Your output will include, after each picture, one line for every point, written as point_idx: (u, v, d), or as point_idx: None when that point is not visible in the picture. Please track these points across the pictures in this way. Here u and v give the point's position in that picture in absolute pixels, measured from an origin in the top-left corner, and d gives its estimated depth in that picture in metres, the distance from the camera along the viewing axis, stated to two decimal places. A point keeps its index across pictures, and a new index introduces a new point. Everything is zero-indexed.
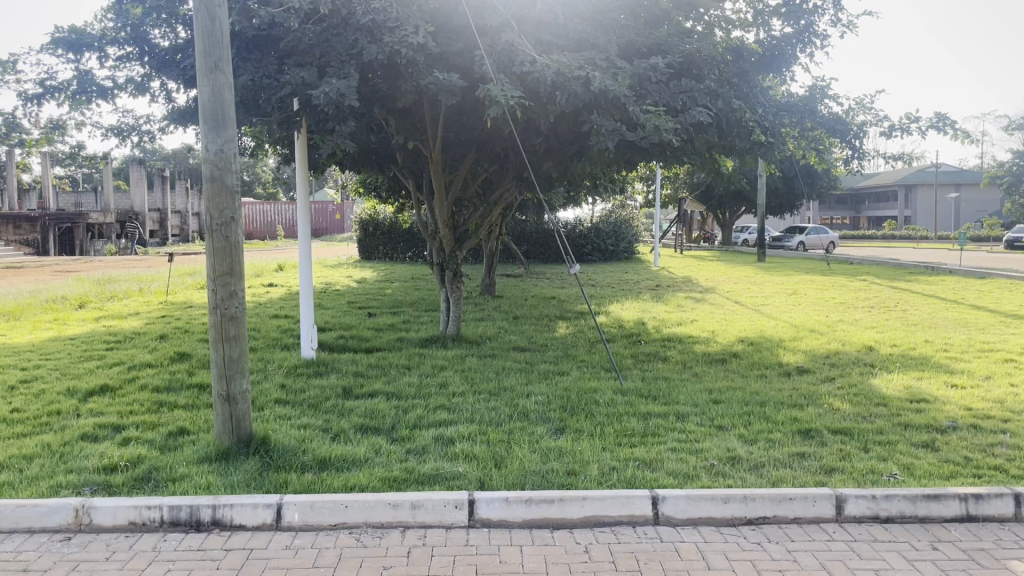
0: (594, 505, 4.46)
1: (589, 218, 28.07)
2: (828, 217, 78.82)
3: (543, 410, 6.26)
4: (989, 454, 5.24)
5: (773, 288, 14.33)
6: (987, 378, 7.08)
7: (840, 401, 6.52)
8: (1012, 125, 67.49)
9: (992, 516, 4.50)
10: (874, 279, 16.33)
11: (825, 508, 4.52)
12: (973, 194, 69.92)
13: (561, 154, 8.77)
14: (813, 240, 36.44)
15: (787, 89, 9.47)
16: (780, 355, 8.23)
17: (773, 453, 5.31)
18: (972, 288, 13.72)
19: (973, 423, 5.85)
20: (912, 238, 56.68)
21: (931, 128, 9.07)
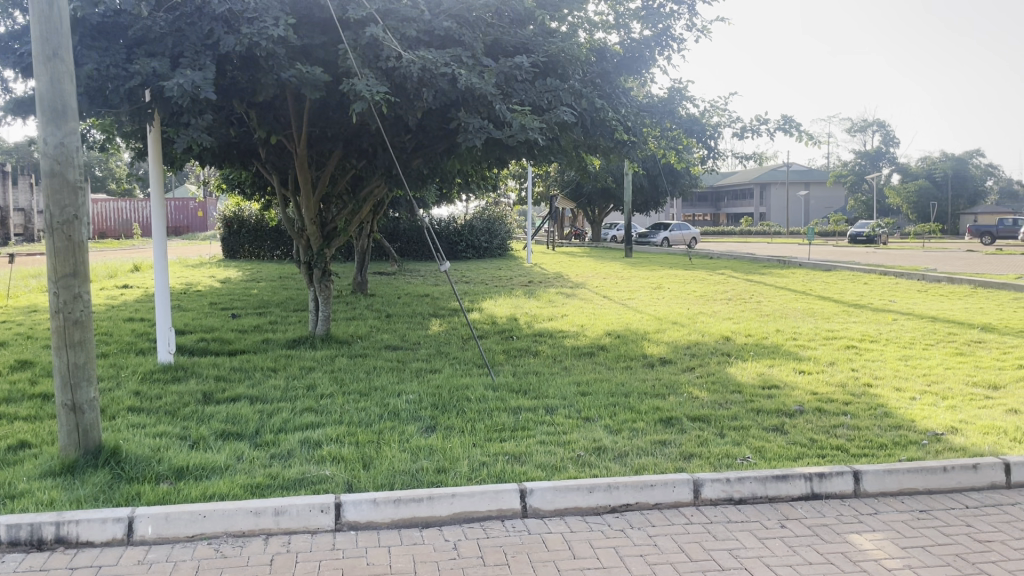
0: (463, 501, 4.48)
1: (462, 215, 28.13)
2: (692, 214, 82.41)
3: (413, 409, 6.22)
4: (832, 435, 5.62)
5: (638, 282, 14.80)
6: (830, 363, 7.58)
7: (700, 389, 6.82)
8: (854, 128, 72.73)
9: (833, 494, 4.82)
10: (732, 272, 17.16)
11: (684, 492, 4.71)
12: (821, 192, 74.88)
13: (429, 151, 8.73)
14: (676, 236, 37.98)
15: (648, 91, 9.80)
16: (645, 347, 8.53)
17: (636, 441, 5.50)
18: (818, 279, 14.67)
19: (818, 406, 6.25)
20: (767, 234, 59.92)
21: (779, 129, 9.61)
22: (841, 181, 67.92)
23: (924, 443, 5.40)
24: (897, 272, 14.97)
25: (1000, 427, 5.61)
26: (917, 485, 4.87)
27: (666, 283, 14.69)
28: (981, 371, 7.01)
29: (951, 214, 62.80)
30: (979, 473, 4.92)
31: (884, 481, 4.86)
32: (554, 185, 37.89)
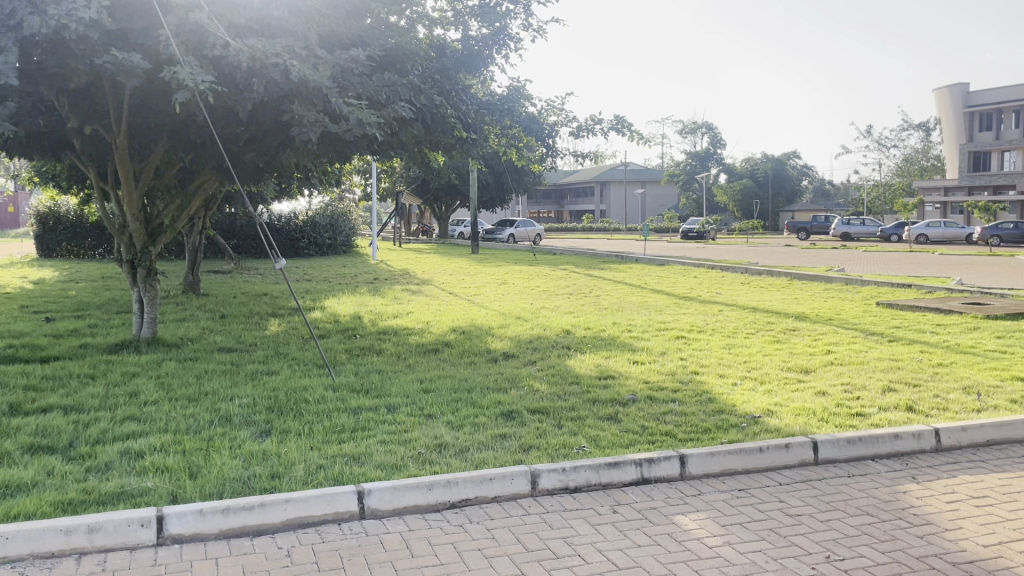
0: (298, 507, 4.34)
1: (304, 211, 27.37)
2: (537, 211, 84.28)
3: (247, 414, 5.97)
4: (661, 422, 5.90)
5: (483, 279, 14.94)
6: (662, 353, 7.96)
7: (540, 382, 6.97)
8: (687, 129, 76.86)
9: (661, 477, 5.06)
10: (574, 268, 17.66)
11: (521, 484, 4.79)
12: (657, 190, 78.59)
13: (264, 144, 8.40)
14: (521, 232, 38.69)
15: (488, 89, 9.91)
16: (489, 342, 8.62)
17: (477, 436, 5.54)
18: (653, 273, 15.35)
19: (649, 395, 6.54)
20: (608, 230, 62.23)
21: (613, 129, 9.96)
22: (675, 180, 71.59)
23: (744, 425, 5.77)
24: (724, 266, 15.96)
25: (810, 408, 6.08)
26: (737, 465, 5.20)
27: (511, 279, 14.91)
28: (794, 357, 7.59)
29: (772, 211, 67.66)
30: (791, 452, 5.30)
31: (708, 463, 5.15)
32: (399, 181, 37.58)
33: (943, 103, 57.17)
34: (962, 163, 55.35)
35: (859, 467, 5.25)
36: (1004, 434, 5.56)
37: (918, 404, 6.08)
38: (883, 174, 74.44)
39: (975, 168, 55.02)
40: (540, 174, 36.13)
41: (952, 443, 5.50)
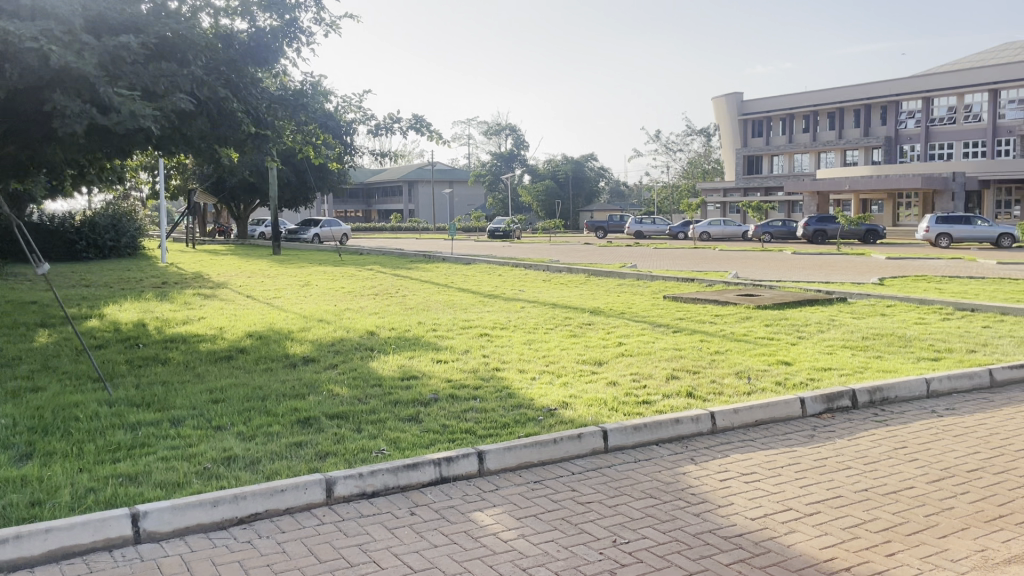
0: (61, 536, 3.94)
1: (81, 211, 25.14)
2: (344, 211, 82.69)
3: (5, 436, 5.35)
4: (461, 420, 5.93)
5: (285, 281, 14.41)
6: (465, 351, 8.03)
7: (339, 386, 6.79)
8: (491, 130, 78.49)
9: (460, 475, 5.08)
10: (380, 268, 17.45)
11: (315, 493, 4.63)
12: (465, 190, 79.60)
13: (25, 137, 7.61)
14: (326, 232, 37.79)
15: (282, 84, 9.56)
16: (287, 346, 8.30)
17: (270, 446, 5.30)
18: (459, 272, 15.50)
19: (450, 393, 6.56)
20: (417, 229, 62.23)
21: (411, 128, 9.90)
22: (482, 180, 72.83)
23: (541, 418, 5.93)
24: (526, 264, 16.41)
25: (601, 399, 6.36)
26: (533, 458, 5.33)
27: (314, 280, 14.47)
28: (589, 349, 7.92)
29: (573, 212, 70.61)
30: (583, 442, 5.51)
31: (505, 457, 5.24)
32: (192, 179, 35.48)
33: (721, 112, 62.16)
34: (738, 167, 60.87)
35: (645, 452, 5.55)
36: (770, 414, 6.09)
37: (697, 389, 6.53)
38: (673, 176, 79.83)
39: (749, 171, 60.85)
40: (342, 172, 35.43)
41: (726, 424, 5.94)
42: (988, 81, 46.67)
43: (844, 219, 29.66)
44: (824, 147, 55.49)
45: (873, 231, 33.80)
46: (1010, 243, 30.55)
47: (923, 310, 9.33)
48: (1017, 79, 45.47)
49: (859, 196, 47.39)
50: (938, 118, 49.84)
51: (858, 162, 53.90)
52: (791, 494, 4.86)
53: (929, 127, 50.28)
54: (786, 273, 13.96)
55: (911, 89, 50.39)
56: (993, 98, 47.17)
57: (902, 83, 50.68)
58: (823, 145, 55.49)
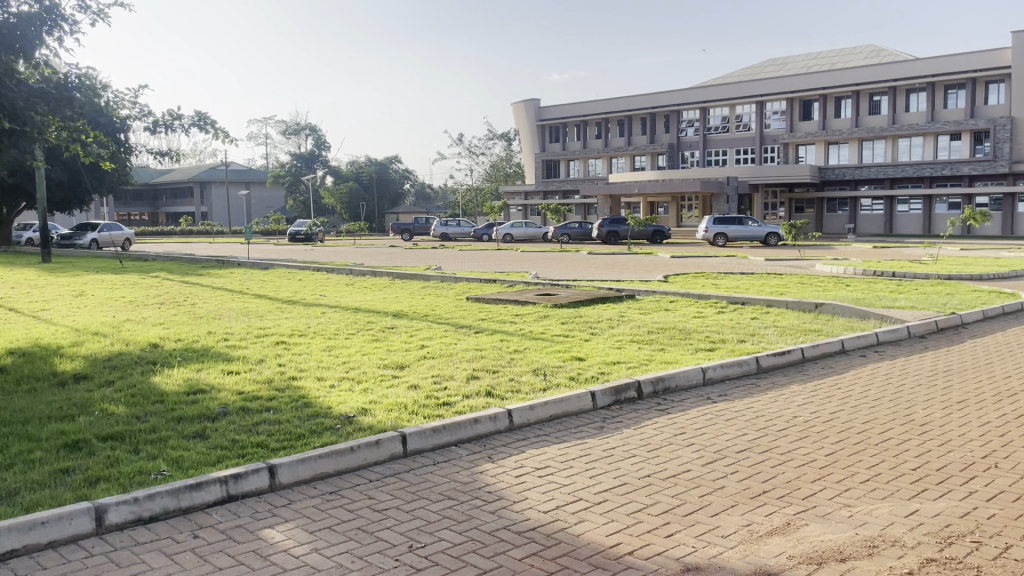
0: None
1: None
2: (128, 214, 76.82)
3: None
4: (253, 433, 5.65)
5: (54, 291, 13.11)
6: (259, 361, 7.68)
7: (116, 404, 6.26)
8: (290, 129, 76.09)
9: (249, 492, 4.84)
10: (167, 275, 16.34)
11: (84, 523, 4.24)
12: (263, 192, 76.53)
13: None
14: (106, 237, 34.92)
15: (43, 75, 8.69)
16: (55, 363, 7.53)
17: (30, 475, 4.78)
18: (255, 278, 14.85)
19: (242, 406, 6.24)
20: (212, 232, 59.00)
21: (194, 126, 9.34)
22: (281, 181, 70.33)
23: (338, 426, 5.78)
24: (327, 268, 16.00)
25: (401, 403, 6.31)
26: (328, 468, 5.18)
27: (90, 290, 13.29)
28: (391, 354, 7.84)
29: (377, 214, 69.96)
30: (381, 448, 5.43)
31: (298, 470, 5.06)
32: None
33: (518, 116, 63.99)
34: (537, 170, 63.07)
35: (443, 454, 5.57)
36: (564, 409, 6.32)
37: (496, 388, 6.66)
38: (476, 178, 81.21)
39: (547, 174, 63.27)
40: (120, 172, 32.90)
41: (523, 422, 6.10)
42: (755, 93, 51.32)
43: (629, 220, 31.40)
44: (615, 152, 58.70)
45: (660, 231, 36.24)
46: (774, 242, 33.76)
47: (701, 304, 10.09)
48: (779, 93, 50.40)
49: (647, 199, 50.58)
50: (714, 126, 54.12)
51: (646, 167, 57.52)
52: (581, 485, 5.07)
53: (706, 135, 54.42)
54: (581, 272, 14.59)
55: (690, 100, 54.41)
56: (760, 109, 51.94)
57: (683, 94, 54.65)
58: (614, 150, 58.60)
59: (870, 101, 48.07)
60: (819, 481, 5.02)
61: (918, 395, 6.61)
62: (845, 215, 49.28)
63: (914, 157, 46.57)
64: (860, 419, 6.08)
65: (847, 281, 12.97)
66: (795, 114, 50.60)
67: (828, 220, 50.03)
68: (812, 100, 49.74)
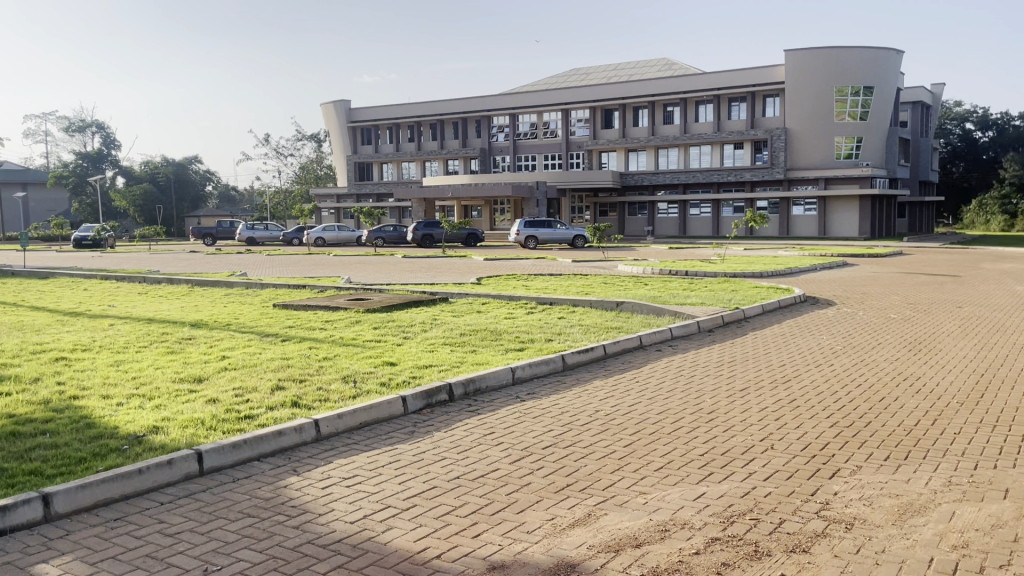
0: None
1: None
2: None
3: None
4: (25, 460, 5.11)
5: None
6: (35, 380, 6.97)
7: None
8: (74, 126, 70.00)
9: (19, 525, 4.37)
10: None
11: None
12: (43, 195, 69.87)
13: None
14: None
15: None
16: None
17: None
18: (32, 289, 13.48)
19: (12, 431, 5.63)
20: None
21: None
22: (63, 182, 64.49)
23: (126, 447, 5.36)
24: (118, 276, 14.84)
25: (198, 418, 5.94)
26: (113, 493, 4.78)
27: None
28: (188, 366, 7.38)
29: (176, 218, 65.95)
30: (174, 467, 5.09)
31: (77, 497, 4.63)
32: None
33: (328, 118, 62.63)
34: (349, 173, 62.03)
35: (245, 470, 5.31)
36: (373, 415, 6.22)
37: (303, 398, 6.44)
38: (285, 181, 78.59)
39: (360, 176, 62.38)
40: None
41: (330, 431, 5.93)
42: (561, 101, 53.33)
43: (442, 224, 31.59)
44: (428, 156, 58.93)
45: (474, 235, 36.54)
46: (581, 245, 35.24)
47: (512, 305, 10.31)
48: (583, 102, 52.67)
49: (460, 202, 51.15)
50: (523, 132, 55.87)
51: (459, 170, 58.18)
52: (390, 492, 5.01)
53: (516, 141, 56.16)
54: (393, 276, 14.52)
55: (500, 105, 55.63)
56: (565, 116, 54.15)
57: (493, 99, 55.78)
58: (427, 154, 58.77)
59: (664, 112, 51.46)
60: (618, 472, 5.27)
61: (706, 385, 7.12)
62: (644, 218, 52.57)
63: (704, 164, 50.25)
64: (655, 411, 6.46)
65: (646, 281, 13.75)
66: (597, 122, 53.27)
67: (630, 223, 53.12)
68: (613, 108, 52.45)
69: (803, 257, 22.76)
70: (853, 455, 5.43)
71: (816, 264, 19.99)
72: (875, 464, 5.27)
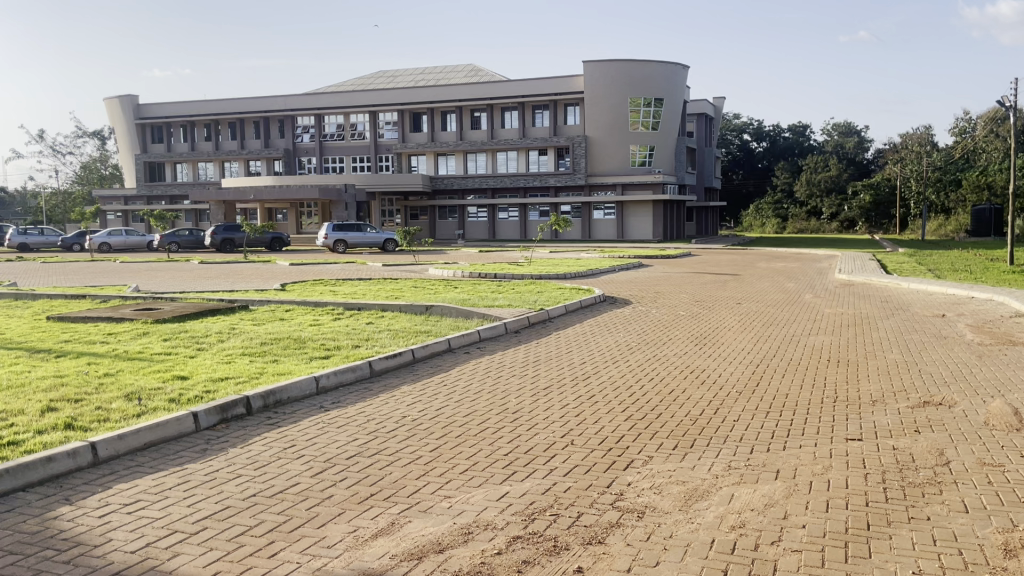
0: None
1: None
2: None
3: None
4: None
5: None
6: None
7: None
8: None
9: None
10: None
11: None
12: None
13: None
14: None
15: None
16: None
17: None
18: None
19: None
20: None
21: None
22: None
23: None
24: None
25: None
26: None
27: None
28: None
29: None
30: None
31: None
32: None
33: (113, 114, 58.15)
34: (138, 173, 57.87)
35: (7, 503, 4.75)
36: (159, 434, 5.79)
37: (78, 419, 5.87)
38: (65, 181, 72.05)
39: (151, 177, 58.41)
40: None
41: (110, 453, 5.45)
42: (369, 103, 52.71)
43: (242, 228, 30.26)
44: (228, 156, 56.28)
45: (278, 239, 35.85)
46: (391, 249, 35.04)
47: (317, 312, 10.01)
48: (389, 105, 52.36)
49: (264, 205, 49.23)
50: (329, 134, 54.71)
51: (262, 172, 56.03)
52: (178, 516, 4.67)
53: (322, 142, 54.86)
54: (186, 283, 13.68)
55: (303, 106, 54.06)
56: (373, 119, 53.63)
57: (297, 99, 54.12)
58: (227, 154, 56.05)
59: (471, 117, 52.35)
60: (423, 477, 5.23)
61: (512, 385, 7.27)
62: (454, 222, 53.25)
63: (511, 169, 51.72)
64: (461, 413, 6.50)
65: (455, 284, 13.85)
66: (405, 125, 53.27)
67: (440, 226, 53.72)
68: (420, 111, 52.63)
69: (603, 259, 23.87)
70: (646, 446, 5.74)
71: (615, 265, 21.04)
72: (665, 453, 5.60)
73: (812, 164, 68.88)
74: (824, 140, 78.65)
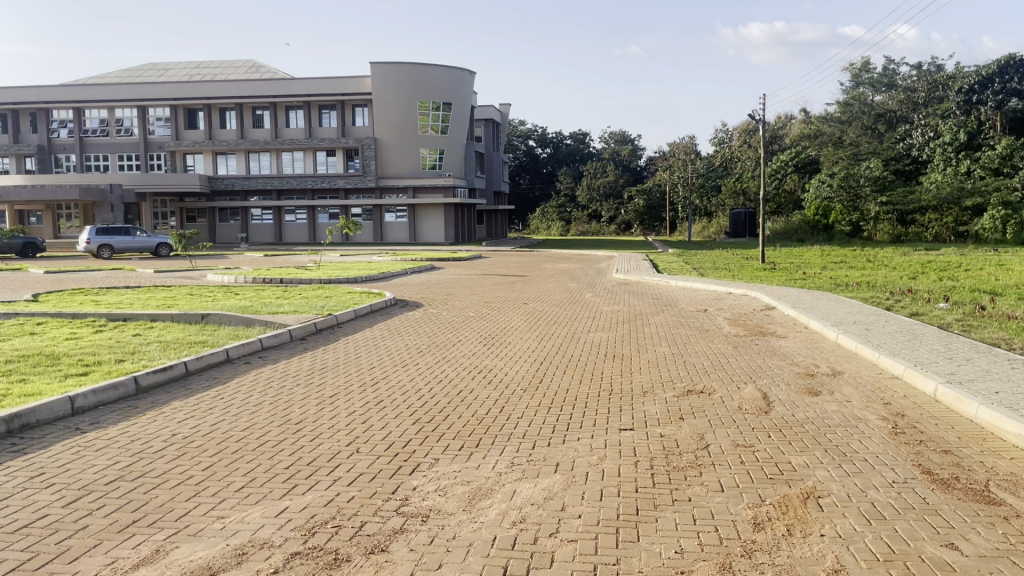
0: None
1: None
2: None
3: None
4: None
5: None
6: None
7: None
8: None
9: None
10: None
11: None
12: None
13: None
14: None
15: None
16: None
17: None
18: None
19: None
20: None
21: None
22: None
23: None
24: None
25: None
26: None
27: None
28: None
29: None
30: None
31: None
32: None
33: None
34: None
35: None
36: None
37: None
38: None
39: None
40: None
41: None
42: (137, 98, 49.01)
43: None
44: None
45: (30, 243, 32.32)
46: (164, 253, 32.89)
47: (74, 324, 9.12)
48: (159, 99, 48.92)
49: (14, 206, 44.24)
50: (90, 129, 50.40)
51: (12, 171, 50.50)
52: None
53: (82, 138, 50.45)
54: None
55: (59, 99, 49.22)
56: (142, 114, 49.99)
57: (52, 90, 49.15)
58: None
59: (253, 115, 50.24)
60: (194, 498, 4.90)
61: (294, 395, 7.02)
62: (237, 224, 50.91)
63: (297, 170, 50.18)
64: (238, 427, 6.16)
65: (235, 290, 13.19)
66: (179, 121, 50.10)
67: (221, 229, 51.10)
68: (195, 107, 49.79)
69: (392, 262, 23.78)
70: (432, 449, 5.74)
71: (405, 268, 21.00)
72: (450, 454, 5.63)
73: (592, 169, 72.85)
74: (603, 147, 83.33)
